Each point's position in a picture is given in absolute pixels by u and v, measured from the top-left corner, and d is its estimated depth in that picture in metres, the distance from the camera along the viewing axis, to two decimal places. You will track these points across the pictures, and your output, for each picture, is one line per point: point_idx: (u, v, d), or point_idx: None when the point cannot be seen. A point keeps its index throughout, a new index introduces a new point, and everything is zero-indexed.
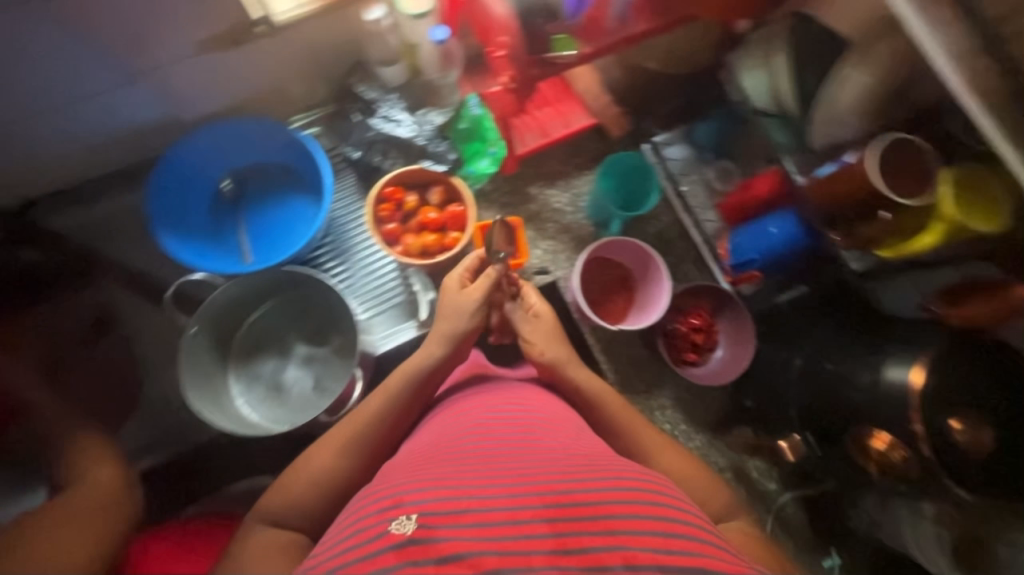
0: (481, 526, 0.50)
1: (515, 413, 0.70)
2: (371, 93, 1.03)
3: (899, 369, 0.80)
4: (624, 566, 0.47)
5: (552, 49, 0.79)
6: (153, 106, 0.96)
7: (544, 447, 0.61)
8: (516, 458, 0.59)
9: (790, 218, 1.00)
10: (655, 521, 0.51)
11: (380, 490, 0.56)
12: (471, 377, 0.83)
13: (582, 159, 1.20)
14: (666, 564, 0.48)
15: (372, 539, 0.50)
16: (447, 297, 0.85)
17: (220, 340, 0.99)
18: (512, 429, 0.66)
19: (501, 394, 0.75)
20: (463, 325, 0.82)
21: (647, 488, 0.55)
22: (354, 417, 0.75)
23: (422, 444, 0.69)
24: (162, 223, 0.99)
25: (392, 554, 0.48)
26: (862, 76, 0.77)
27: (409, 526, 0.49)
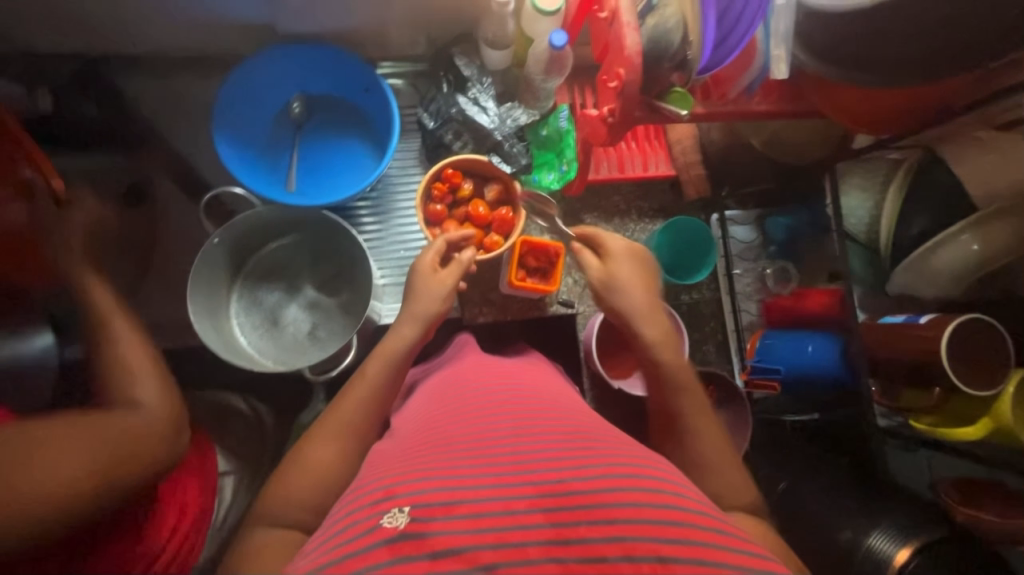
0: (474, 516, 0.45)
1: (513, 394, 0.66)
2: (468, 71, 1.00)
3: (885, 541, 0.76)
4: (623, 557, 0.42)
5: (664, 99, 0.74)
6: (251, 7, 0.92)
7: (539, 426, 0.57)
8: (510, 439, 0.54)
9: (832, 345, 0.95)
10: (654, 504, 0.46)
11: (372, 482, 0.52)
12: (474, 364, 0.79)
13: (646, 205, 1.16)
14: (669, 554, 0.42)
15: (363, 532, 0.45)
16: (418, 278, 0.83)
17: (236, 259, 0.99)
18: (504, 410, 0.61)
19: (501, 379, 0.72)
20: (432, 310, 0.81)
21: (647, 471, 0.50)
22: (347, 405, 0.73)
23: (414, 428, 0.65)
24: (222, 123, 0.97)
25: (383, 550, 0.43)
26: (971, 244, 0.72)
27: (402, 520, 0.45)
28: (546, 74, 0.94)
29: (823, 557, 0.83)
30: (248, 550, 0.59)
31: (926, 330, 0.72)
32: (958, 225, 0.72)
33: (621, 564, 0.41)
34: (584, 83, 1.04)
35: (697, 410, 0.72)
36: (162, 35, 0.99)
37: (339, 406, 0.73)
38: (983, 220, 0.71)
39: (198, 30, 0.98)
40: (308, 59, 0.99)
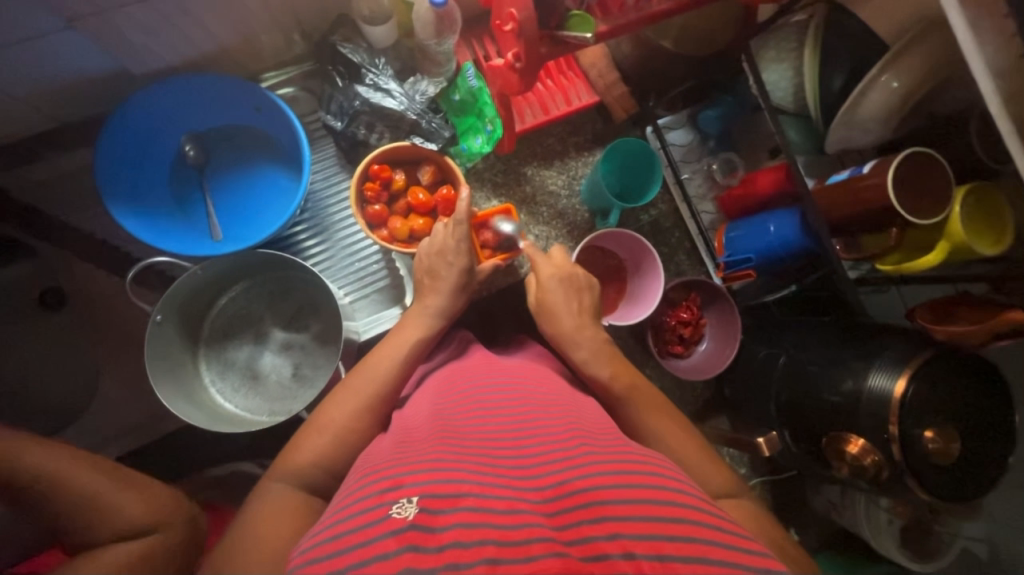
0: (481, 509, 0.45)
1: (515, 393, 0.66)
2: (357, 57, 0.91)
3: (883, 378, 0.81)
4: (624, 555, 0.41)
5: (565, 27, 0.71)
6: (95, 56, 0.82)
7: (542, 427, 0.58)
8: (513, 442, 0.55)
9: (790, 219, 0.97)
10: (656, 507, 0.46)
11: (378, 473, 0.52)
12: (469, 362, 0.79)
13: (581, 139, 1.15)
14: (668, 553, 0.42)
15: (371, 521, 0.45)
16: (409, 317, 0.82)
17: (189, 326, 0.93)
18: (506, 412, 0.61)
19: (501, 375, 0.72)
20: (423, 336, 0.79)
21: (652, 474, 0.50)
22: (347, 393, 0.72)
23: (416, 422, 0.65)
24: (114, 194, 0.90)
25: (391, 541, 0.43)
26: (891, 82, 0.73)
27: (410, 510, 0.45)
28: (438, 36, 0.89)
29: (826, 408, 0.88)
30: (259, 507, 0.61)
31: (870, 176, 0.75)
32: (876, 66, 0.73)
33: (622, 562, 0.41)
34: (481, 33, 0.98)
35: (651, 411, 0.71)
36: (7, 119, 0.87)
37: (334, 407, 0.71)
38: (897, 55, 0.73)
39: (45, 100, 0.87)
40: (180, 95, 0.90)
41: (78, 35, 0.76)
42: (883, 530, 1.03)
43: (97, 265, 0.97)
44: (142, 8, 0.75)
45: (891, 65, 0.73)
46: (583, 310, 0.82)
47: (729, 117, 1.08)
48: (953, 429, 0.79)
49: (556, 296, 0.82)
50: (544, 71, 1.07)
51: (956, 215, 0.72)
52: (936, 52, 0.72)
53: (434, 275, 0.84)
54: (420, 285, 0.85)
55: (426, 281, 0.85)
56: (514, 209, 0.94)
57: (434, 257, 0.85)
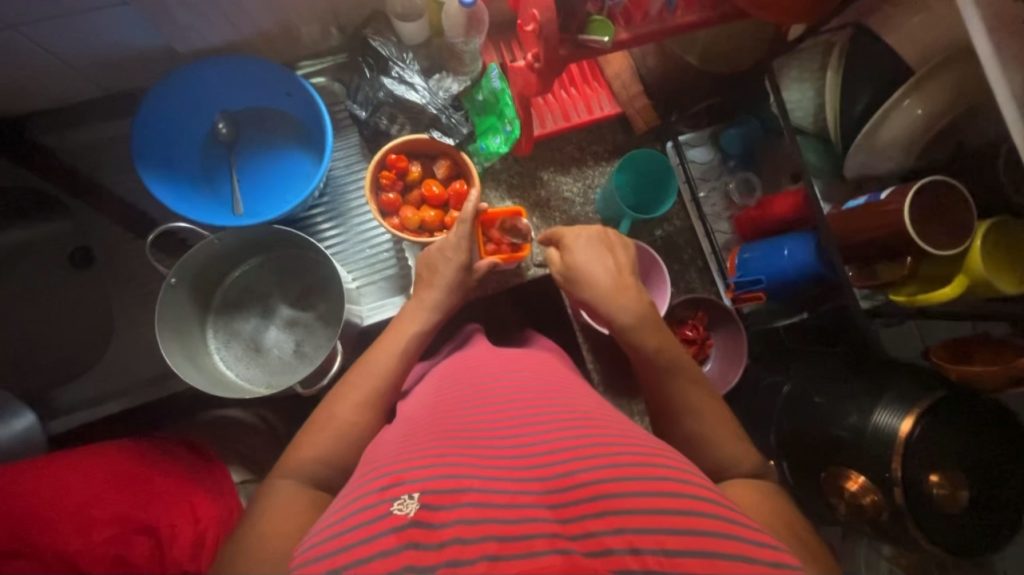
0: (482, 504, 0.45)
1: (520, 382, 0.66)
2: (386, 50, 0.95)
3: (889, 416, 0.77)
4: (628, 551, 0.42)
5: (585, 31, 0.72)
6: (144, 32, 0.87)
7: (546, 419, 0.57)
8: (516, 434, 0.54)
9: (805, 243, 0.95)
10: (661, 497, 0.46)
11: (378, 466, 0.52)
12: (475, 352, 0.79)
13: (600, 149, 1.15)
14: (673, 547, 0.42)
15: (374, 518, 0.45)
16: (409, 304, 0.83)
17: (202, 294, 0.96)
18: (508, 401, 0.61)
19: (506, 365, 0.72)
20: (422, 322, 0.80)
21: (656, 463, 0.50)
22: (349, 384, 0.73)
23: (420, 413, 0.65)
24: (145, 160, 0.95)
25: (392, 537, 0.43)
26: (914, 108, 0.72)
27: (411, 507, 0.45)
28: (466, 36, 0.92)
29: (828, 442, 0.85)
30: (266, 503, 0.62)
31: (886, 204, 0.73)
32: (900, 90, 0.72)
33: (626, 557, 0.41)
34: (508, 38, 1.01)
35: (669, 374, 0.71)
36: (60, 85, 0.94)
37: (337, 400, 0.72)
38: (921, 82, 0.71)
39: (97, 71, 0.93)
40: (219, 74, 0.94)
41: (131, 11, 0.82)
42: None
43: (124, 230, 1.02)
44: None
45: (915, 92, 0.72)
46: (621, 271, 0.81)
47: (751, 137, 1.07)
48: (963, 475, 0.74)
49: (599, 261, 0.81)
50: (568, 79, 1.08)
51: (975, 250, 0.70)
52: (964, 81, 0.70)
53: (434, 265, 0.86)
54: (420, 280, 0.86)
55: (427, 270, 0.86)
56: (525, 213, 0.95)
57: (434, 255, 0.86)
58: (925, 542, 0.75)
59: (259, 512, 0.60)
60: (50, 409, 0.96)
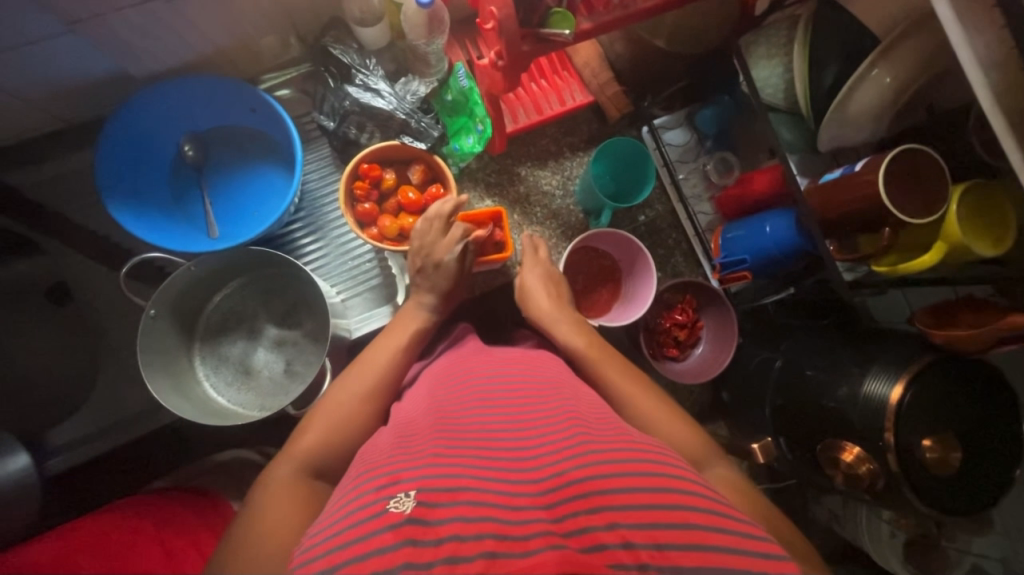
0: (477, 502, 0.44)
1: (511, 382, 0.66)
2: (347, 58, 0.93)
3: (879, 385, 0.78)
4: (622, 545, 0.42)
5: (546, 25, 0.71)
6: (97, 59, 0.85)
7: (538, 418, 0.57)
8: (510, 434, 0.54)
9: (786, 219, 0.94)
10: (655, 494, 0.46)
11: (374, 468, 0.52)
12: (468, 350, 0.79)
13: (575, 139, 1.14)
14: (666, 541, 0.43)
15: (369, 517, 0.45)
16: (402, 312, 0.84)
17: (184, 321, 0.95)
18: (502, 403, 0.61)
19: (496, 365, 0.71)
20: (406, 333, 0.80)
21: (648, 460, 0.50)
22: (345, 383, 0.73)
23: (412, 418, 0.65)
24: (111, 192, 0.92)
25: (389, 535, 0.42)
26: (883, 77, 0.72)
27: (407, 505, 0.44)
28: (428, 37, 0.89)
29: (822, 415, 0.85)
30: (266, 491, 0.59)
31: (861, 176, 0.73)
32: (867, 61, 0.71)
33: (620, 552, 0.41)
34: (472, 34, 0.99)
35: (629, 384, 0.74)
36: (17, 121, 0.91)
37: (333, 400, 0.71)
38: (888, 49, 0.71)
39: (52, 103, 0.91)
40: (180, 97, 0.92)
41: (79, 39, 0.79)
42: (885, 544, 0.99)
43: (100, 263, 1.00)
44: (138, 11, 0.77)
45: (881, 62, 0.71)
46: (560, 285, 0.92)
47: (726, 115, 1.06)
48: (954, 438, 0.75)
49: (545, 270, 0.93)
50: (538, 71, 1.07)
51: (953, 215, 0.69)
52: (930, 46, 0.69)
53: (426, 265, 0.86)
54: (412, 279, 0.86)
55: (418, 270, 0.86)
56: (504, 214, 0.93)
57: (424, 251, 0.86)
58: (922, 506, 0.76)
59: (258, 503, 0.57)
60: (43, 449, 0.95)
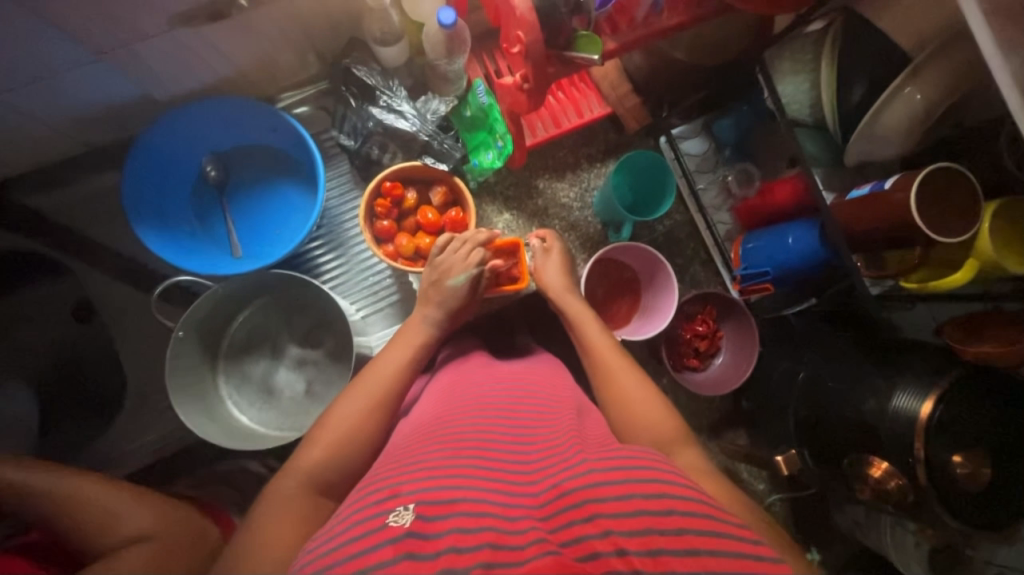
0: (475, 514, 0.45)
1: (513, 397, 0.66)
2: (371, 79, 0.93)
3: (907, 399, 0.78)
4: (615, 553, 0.42)
5: (573, 47, 0.71)
6: (123, 84, 0.86)
7: (537, 436, 0.58)
8: (507, 446, 0.55)
9: (809, 232, 0.94)
10: (650, 495, 0.46)
11: (376, 481, 0.52)
12: (469, 363, 0.80)
13: (593, 150, 1.14)
14: (659, 546, 0.43)
15: (368, 530, 0.45)
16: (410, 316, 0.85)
17: (209, 343, 0.96)
18: (499, 414, 0.61)
19: (497, 378, 0.72)
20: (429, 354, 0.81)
21: (641, 465, 0.51)
22: (353, 392, 0.72)
23: (414, 428, 0.65)
24: (141, 216, 0.93)
25: (388, 549, 0.43)
26: (914, 94, 0.73)
27: (406, 518, 0.45)
28: (449, 56, 0.89)
29: (848, 429, 0.85)
30: (275, 500, 0.61)
31: (891, 193, 0.73)
32: (899, 79, 0.73)
33: (612, 560, 0.42)
34: (491, 49, 0.99)
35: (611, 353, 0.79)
36: (44, 146, 0.93)
37: (345, 405, 0.71)
38: (920, 67, 0.72)
39: (78, 127, 0.92)
40: (199, 118, 0.93)
41: (107, 66, 0.81)
42: (909, 551, 1.00)
43: (125, 284, 1.02)
44: (164, 39, 0.78)
45: (912, 83, 0.73)
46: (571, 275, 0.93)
47: (745, 126, 1.05)
48: (982, 452, 0.75)
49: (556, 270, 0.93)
50: (556, 84, 1.07)
51: (985, 233, 0.70)
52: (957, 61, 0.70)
53: (438, 284, 0.86)
54: (424, 286, 0.87)
55: (429, 287, 0.86)
56: (523, 246, 0.92)
57: (445, 266, 0.86)
58: (951, 520, 0.75)
59: (269, 512, 0.59)
60: (76, 469, 0.97)
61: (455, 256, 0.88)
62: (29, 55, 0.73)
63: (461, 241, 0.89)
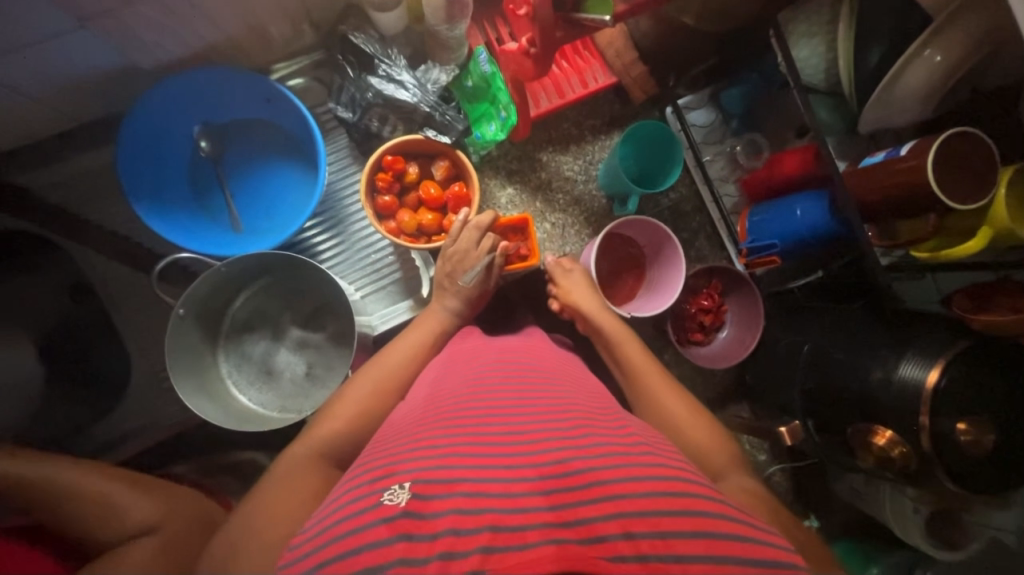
0: (476, 494, 0.45)
1: (511, 371, 0.66)
2: (369, 47, 0.90)
3: (914, 368, 0.78)
4: (623, 535, 0.41)
5: (581, 9, 0.68)
6: (109, 54, 0.82)
7: (538, 411, 0.57)
8: (509, 423, 0.54)
9: (818, 202, 0.93)
10: (656, 481, 0.46)
11: (376, 459, 0.52)
12: (467, 338, 0.80)
13: (598, 122, 1.11)
14: (667, 528, 0.42)
15: (366, 508, 0.45)
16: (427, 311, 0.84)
17: (208, 323, 0.94)
18: (501, 390, 0.61)
19: (498, 355, 0.72)
20: (434, 332, 0.81)
21: (647, 453, 0.50)
22: (363, 379, 0.73)
23: (413, 403, 0.65)
24: (138, 196, 0.91)
25: (383, 527, 0.43)
26: (933, 56, 0.71)
27: (402, 497, 0.45)
28: (449, 22, 0.85)
29: (853, 399, 0.85)
30: (278, 475, 0.61)
31: (908, 158, 0.72)
32: (917, 42, 0.71)
33: (620, 542, 0.41)
34: (493, 14, 0.95)
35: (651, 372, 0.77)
36: (30, 120, 0.89)
37: (352, 390, 0.72)
38: (939, 29, 0.71)
39: (64, 101, 0.88)
40: (189, 90, 0.89)
41: (90, 35, 0.77)
42: (908, 518, 1.02)
43: (122, 264, 1.00)
44: (150, 5, 0.75)
45: (929, 44, 0.71)
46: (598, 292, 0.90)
47: (754, 94, 1.03)
48: (987, 421, 0.76)
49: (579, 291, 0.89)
50: (559, 52, 1.03)
51: (1000, 200, 0.69)
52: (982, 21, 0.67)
53: (455, 275, 0.86)
54: (439, 280, 0.87)
55: (446, 279, 0.86)
56: (531, 219, 0.93)
57: (457, 255, 0.86)
58: (952, 484, 0.77)
59: (268, 487, 0.59)
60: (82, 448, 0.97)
61: (466, 240, 0.87)
62: (7, 23, 0.69)
63: (471, 227, 0.87)
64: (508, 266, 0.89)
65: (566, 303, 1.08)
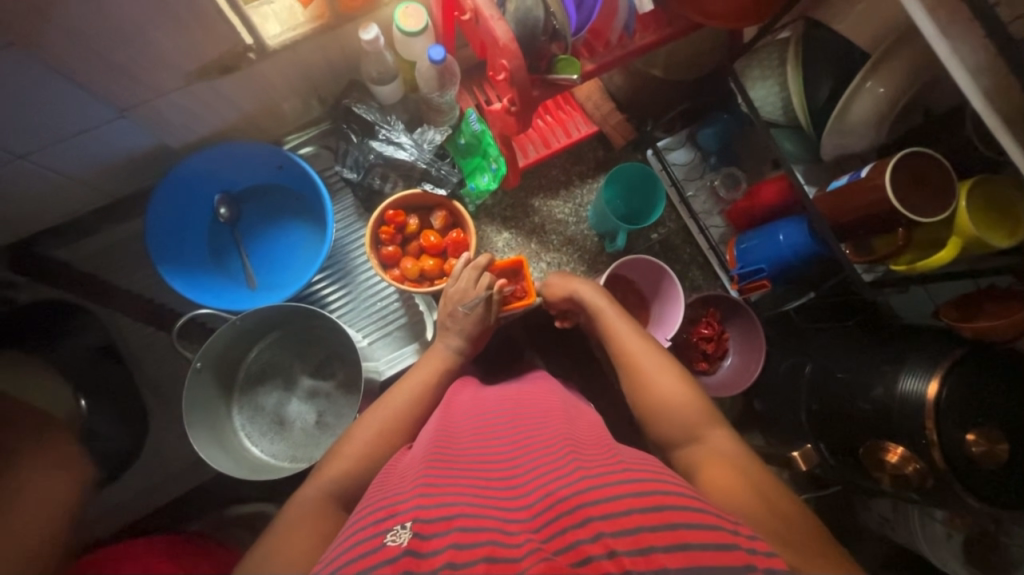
0: (472, 527, 0.45)
1: (504, 417, 0.67)
2: (370, 115, 1.00)
3: (915, 382, 0.78)
4: (606, 555, 0.43)
5: (554, 70, 0.77)
6: (142, 138, 0.93)
7: (529, 447, 0.58)
8: (503, 465, 0.56)
9: (798, 227, 0.97)
10: (641, 498, 0.47)
11: (375, 503, 0.52)
12: (460, 386, 0.81)
13: (584, 167, 1.19)
14: (649, 544, 0.43)
15: (369, 550, 0.45)
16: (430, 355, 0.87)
17: (224, 377, 0.98)
18: (493, 435, 0.62)
19: (491, 402, 0.73)
20: (438, 372, 0.84)
21: (630, 470, 0.52)
22: (369, 420, 0.76)
23: (411, 452, 0.65)
24: (163, 259, 0.99)
25: (388, 568, 0.43)
26: (877, 88, 0.79)
27: (404, 536, 0.45)
28: (441, 89, 0.96)
29: (862, 417, 0.85)
30: (288, 517, 0.62)
31: (869, 179, 0.77)
32: (861, 74, 0.79)
33: (604, 562, 0.42)
34: (481, 80, 1.06)
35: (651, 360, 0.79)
36: (69, 200, 0.99)
37: (357, 433, 0.74)
38: (879, 62, 0.78)
39: (102, 181, 0.99)
40: (211, 163, 0.99)
41: (129, 122, 0.88)
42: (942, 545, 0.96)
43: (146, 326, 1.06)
44: (181, 94, 0.86)
45: (872, 79, 0.79)
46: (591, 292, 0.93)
47: (728, 131, 1.09)
48: (998, 429, 0.74)
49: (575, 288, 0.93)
50: (542, 108, 1.12)
51: (963, 211, 0.74)
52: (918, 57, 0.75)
53: (456, 313, 0.90)
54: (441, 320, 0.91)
55: (447, 317, 0.90)
56: (526, 261, 0.98)
57: (457, 295, 0.91)
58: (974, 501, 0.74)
59: (279, 529, 0.60)
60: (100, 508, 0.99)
61: (467, 281, 0.92)
62: (59, 117, 0.80)
63: (470, 270, 0.93)
64: (506, 307, 0.94)
65: (567, 340, 1.11)
